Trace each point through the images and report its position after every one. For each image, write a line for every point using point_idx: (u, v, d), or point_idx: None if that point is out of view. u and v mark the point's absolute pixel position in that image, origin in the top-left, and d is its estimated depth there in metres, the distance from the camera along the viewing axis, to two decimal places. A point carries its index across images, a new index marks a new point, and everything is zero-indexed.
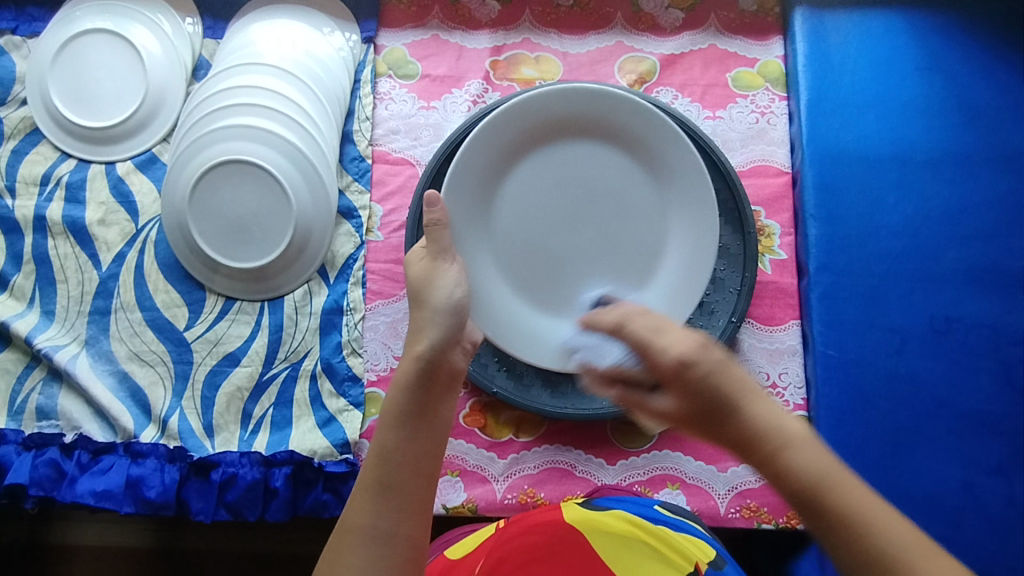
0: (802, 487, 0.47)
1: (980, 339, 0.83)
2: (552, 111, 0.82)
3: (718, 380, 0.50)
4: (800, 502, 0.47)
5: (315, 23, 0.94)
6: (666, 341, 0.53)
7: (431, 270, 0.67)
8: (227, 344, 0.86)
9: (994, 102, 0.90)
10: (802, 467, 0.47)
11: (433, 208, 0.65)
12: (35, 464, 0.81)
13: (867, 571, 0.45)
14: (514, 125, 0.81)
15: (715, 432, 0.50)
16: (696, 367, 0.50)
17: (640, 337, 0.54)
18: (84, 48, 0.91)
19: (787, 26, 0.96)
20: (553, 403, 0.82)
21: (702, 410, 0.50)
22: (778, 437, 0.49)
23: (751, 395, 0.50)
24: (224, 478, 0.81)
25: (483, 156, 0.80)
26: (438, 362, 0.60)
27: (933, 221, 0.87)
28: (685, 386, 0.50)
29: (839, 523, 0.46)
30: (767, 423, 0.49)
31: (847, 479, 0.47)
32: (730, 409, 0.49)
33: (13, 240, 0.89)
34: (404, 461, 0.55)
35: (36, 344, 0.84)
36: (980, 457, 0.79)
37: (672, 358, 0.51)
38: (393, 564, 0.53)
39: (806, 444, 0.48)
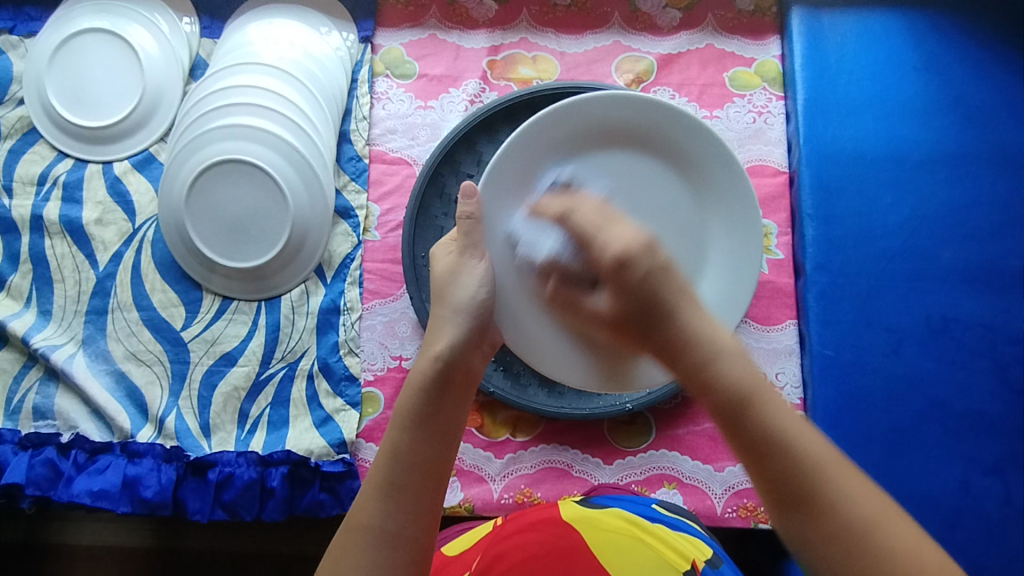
0: (726, 392, 0.48)
1: (976, 339, 0.83)
2: (601, 118, 0.71)
3: (656, 281, 0.53)
4: (719, 407, 0.48)
5: (313, 22, 0.94)
6: (607, 236, 0.57)
7: (456, 267, 0.65)
8: (224, 344, 0.86)
9: (991, 101, 0.90)
10: (723, 373, 0.49)
11: (468, 200, 0.66)
12: (32, 464, 0.81)
13: (772, 477, 0.45)
14: (557, 128, 0.71)
15: (649, 331, 0.54)
16: (636, 266, 0.54)
17: (583, 228, 0.59)
18: (81, 48, 0.91)
19: (785, 26, 0.96)
20: (551, 402, 0.82)
21: (637, 308, 0.54)
22: (709, 344, 0.51)
23: (686, 302, 0.53)
24: (221, 477, 0.81)
25: (519, 157, 0.70)
26: (456, 365, 0.58)
27: (930, 221, 0.87)
28: (624, 283, 0.54)
29: (757, 432, 0.46)
30: (698, 329, 0.52)
31: (769, 392, 0.48)
32: (665, 310, 0.53)
33: (10, 240, 0.89)
34: (416, 462, 0.53)
35: (33, 344, 0.84)
36: (977, 457, 0.79)
37: (611, 255, 0.55)
38: (397, 567, 0.49)
39: (734, 354, 0.50)
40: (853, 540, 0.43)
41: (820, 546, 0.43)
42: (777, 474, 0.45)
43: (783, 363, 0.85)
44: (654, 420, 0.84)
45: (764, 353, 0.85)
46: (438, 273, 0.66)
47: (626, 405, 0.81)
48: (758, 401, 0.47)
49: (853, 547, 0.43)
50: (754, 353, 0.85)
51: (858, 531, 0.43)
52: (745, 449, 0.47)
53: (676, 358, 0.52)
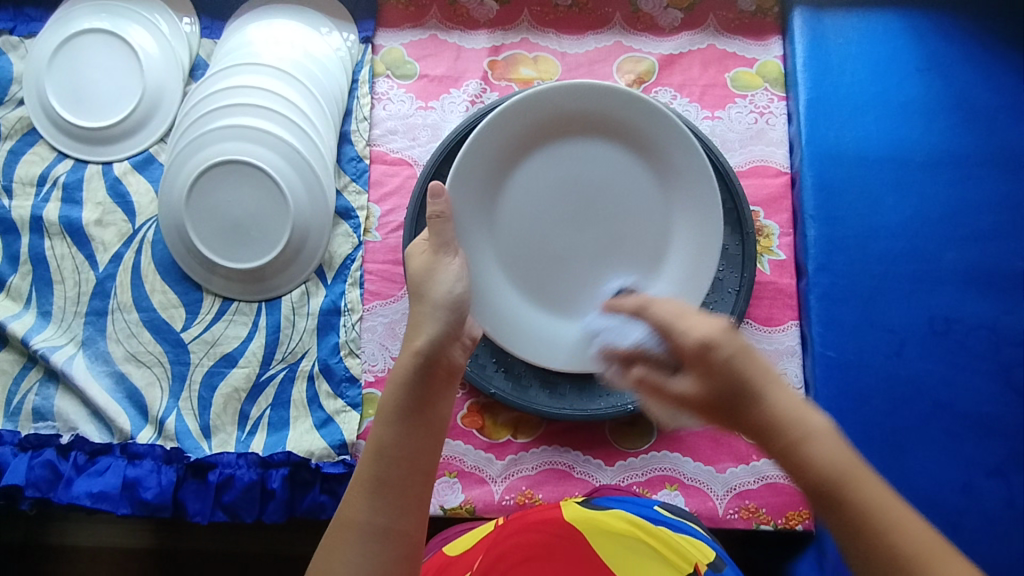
0: (825, 484, 0.45)
1: (979, 340, 0.83)
2: (565, 106, 0.79)
3: (741, 363, 0.48)
4: (817, 496, 0.45)
5: (313, 23, 0.94)
6: (687, 324, 0.52)
7: (432, 264, 0.63)
8: (224, 345, 0.86)
9: (993, 102, 0.90)
10: (822, 464, 0.45)
11: (437, 199, 0.64)
12: (31, 465, 0.80)
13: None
14: (525, 116, 0.78)
15: (736, 418, 0.49)
16: (718, 349, 0.49)
17: (664, 318, 0.55)
18: (81, 48, 0.91)
19: (787, 26, 0.95)
20: (552, 403, 0.81)
21: (723, 394, 0.49)
22: (801, 429, 0.47)
23: (773, 383, 0.48)
24: (221, 479, 0.81)
25: (492, 147, 0.78)
26: (437, 357, 0.56)
27: (932, 222, 0.87)
28: (709, 371, 0.49)
29: (858, 521, 0.44)
30: (788, 412, 0.47)
31: (869, 481, 0.45)
32: (753, 396, 0.48)
33: (10, 241, 0.88)
34: (401, 457, 0.53)
35: (32, 345, 0.84)
36: (980, 458, 0.79)
37: (695, 339, 0.50)
38: (387, 560, 0.50)
39: (830, 438, 0.46)
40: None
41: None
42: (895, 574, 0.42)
43: (785, 364, 0.84)
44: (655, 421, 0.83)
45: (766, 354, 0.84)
46: (415, 270, 0.64)
47: (628, 406, 0.80)
48: (860, 493, 0.44)
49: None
50: None
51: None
52: (847, 537, 0.44)
53: (765, 444, 0.48)
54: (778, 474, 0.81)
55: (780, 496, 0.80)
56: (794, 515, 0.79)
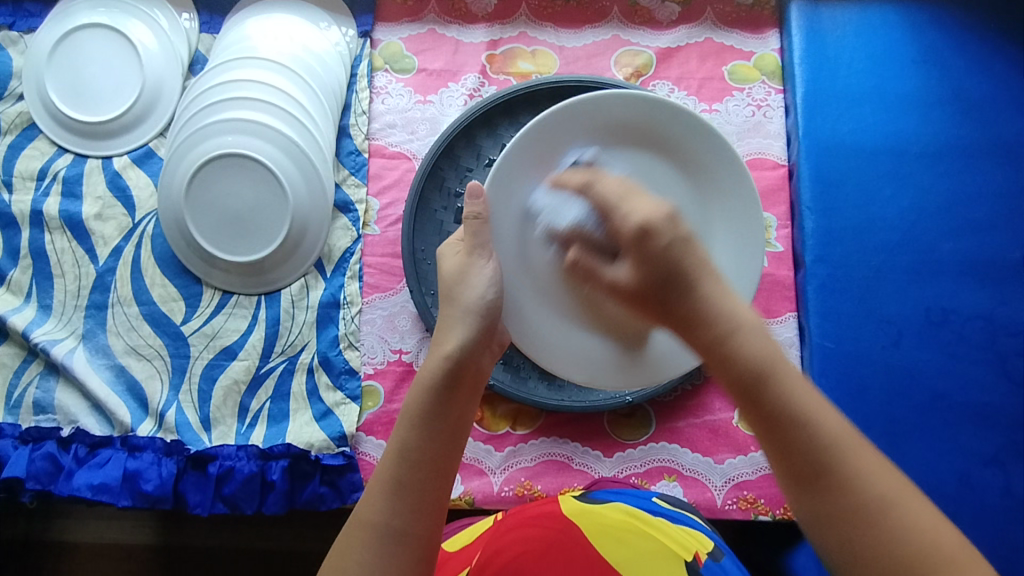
0: (746, 370, 0.46)
1: (976, 331, 0.83)
2: (619, 116, 0.69)
3: (677, 254, 0.50)
4: (738, 383, 0.46)
5: (312, 17, 0.94)
6: (629, 207, 0.54)
7: (465, 266, 0.62)
8: (224, 338, 0.86)
9: (991, 93, 0.90)
10: (745, 350, 0.46)
11: (474, 199, 0.64)
12: (32, 458, 0.81)
13: (797, 455, 0.44)
14: (574, 123, 0.68)
15: (668, 305, 0.51)
16: (658, 237, 0.51)
17: (607, 197, 0.56)
18: (80, 43, 0.91)
19: (784, 19, 0.96)
20: (550, 395, 0.82)
21: (658, 278, 0.51)
22: (730, 320, 0.48)
23: (708, 276, 0.50)
24: (221, 471, 0.81)
25: (531, 152, 0.68)
26: (465, 365, 0.56)
27: (929, 213, 0.87)
28: (645, 254, 0.51)
29: (774, 407, 0.45)
30: (718, 301, 0.49)
31: (790, 369, 0.46)
32: (684, 282, 0.50)
33: (10, 235, 0.89)
34: (424, 461, 0.51)
35: (33, 338, 0.84)
36: (977, 448, 0.80)
37: (633, 224, 0.52)
38: (402, 563, 0.49)
39: (755, 329, 0.47)
40: (866, 514, 0.42)
41: (828, 521, 0.43)
42: (798, 446, 0.44)
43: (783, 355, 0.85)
44: (654, 412, 0.84)
45: None
46: (446, 272, 0.63)
47: (627, 397, 0.80)
48: (776, 378, 0.45)
49: (861, 520, 0.42)
50: None
51: (872, 505, 0.42)
52: (761, 424, 0.45)
53: (695, 333, 0.49)
54: None
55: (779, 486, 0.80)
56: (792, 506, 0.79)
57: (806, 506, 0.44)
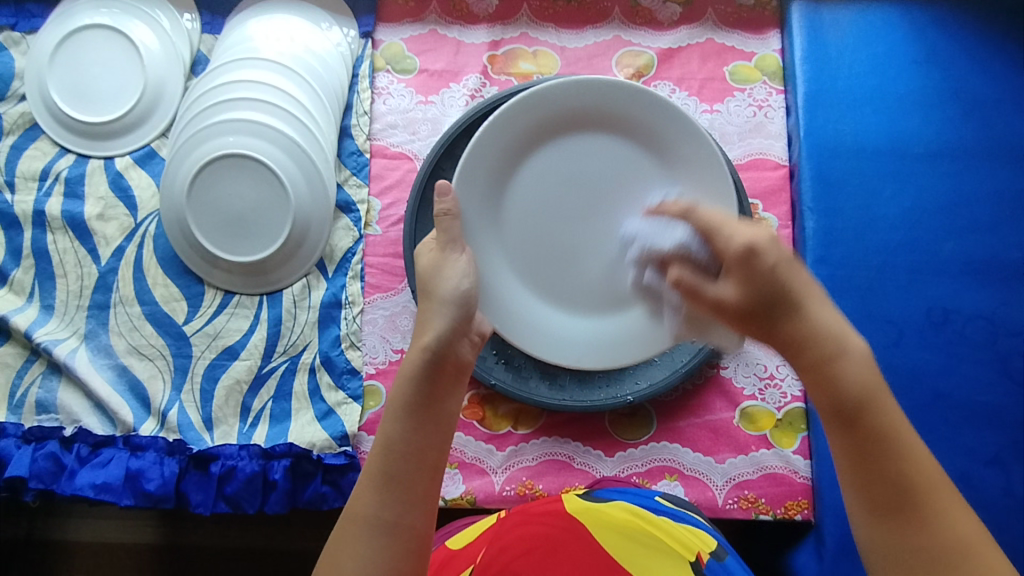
0: (848, 394, 0.48)
1: (977, 331, 0.83)
2: (565, 104, 0.78)
3: (784, 276, 0.52)
4: (838, 408, 0.48)
5: (314, 18, 0.95)
6: (732, 230, 0.56)
7: (439, 260, 0.64)
8: (226, 338, 0.86)
9: (992, 93, 0.90)
10: (851, 378, 0.48)
11: (443, 197, 0.65)
12: (35, 457, 0.81)
13: (890, 488, 0.46)
14: (527, 116, 0.77)
15: (773, 326, 0.52)
16: (764, 256, 0.52)
17: (710, 221, 0.58)
18: (83, 43, 0.92)
19: (785, 20, 0.96)
20: (552, 395, 0.82)
21: (764, 299, 0.52)
22: (837, 344, 0.50)
23: (815, 299, 0.52)
24: (224, 470, 0.81)
25: (494, 149, 0.77)
26: (444, 353, 0.55)
27: (930, 213, 0.87)
28: (751, 274, 0.53)
29: (874, 435, 0.47)
30: (827, 325, 0.51)
31: (891, 403, 0.48)
32: (793, 304, 0.52)
33: (12, 235, 0.89)
34: (410, 452, 0.51)
35: (36, 338, 0.85)
36: (977, 448, 0.80)
37: (739, 244, 0.54)
38: (396, 556, 0.49)
39: (862, 359, 0.49)
40: (946, 560, 0.45)
41: (904, 559, 0.45)
42: (892, 479, 0.46)
43: None
44: (654, 412, 0.84)
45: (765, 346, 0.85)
46: (422, 267, 0.64)
47: (627, 397, 0.81)
48: (877, 411, 0.47)
49: (940, 566, 0.44)
50: (755, 345, 0.85)
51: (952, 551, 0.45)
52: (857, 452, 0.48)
53: (798, 354, 0.51)
54: (777, 464, 0.81)
55: (779, 486, 0.80)
56: (793, 505, 0.80)
57: (880, 536, 0.47)
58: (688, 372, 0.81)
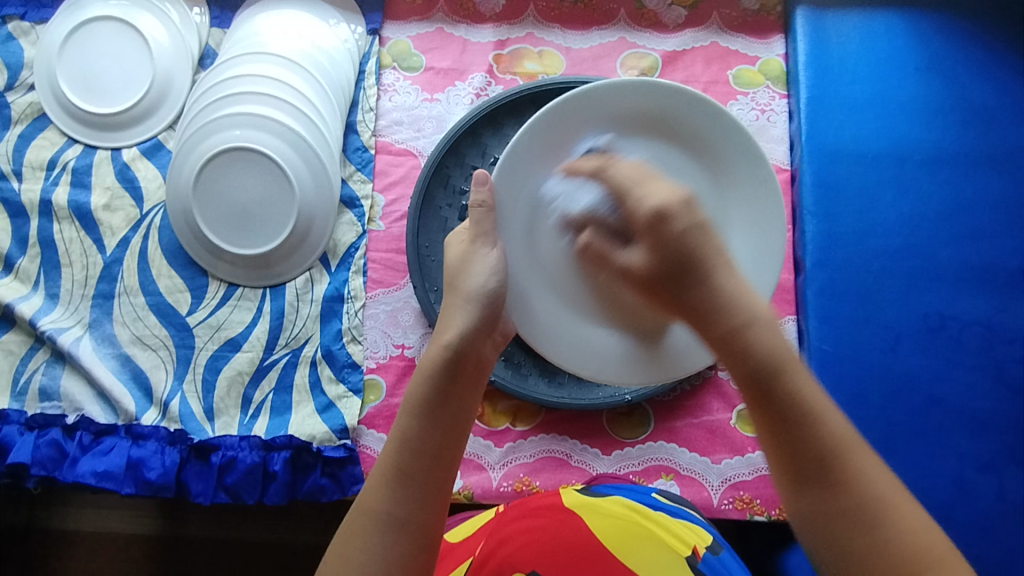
0: (759, 365, 0.48)
1: (973, 338, 0.84)
2: (624, 104, 0.67)
3: (693, 239, 0.52)
4: (750, 377, 0.49)
5: (322, 14, 0.95)
6: (643, 191, 0.55)
7: (468, 255, 0.64)
8: (229, 329, 0.87)
9: (994, 102, 0.90)
10: (760, 345, 0.49)
11: (480, 187, 0.65)
12: (37, 444, 0.82)
13: (813, 460, 0.46)
14: (578, 114, 0.67)
15: (683, 295, 0.53)
16: (674, 221, 0.53)
17: (621, 182, 0.57)
18: (93, 36, 0.93)
19: (789, 25, 0.96)
20: (551, 392, 0.83)
21: (675, 266, 0.53)
22: (746, 312, 0.50)
23: (722, 265, 0.53)
24: (224, 461, 0.82)
25: (538, 143, 0.67)
26: (465, 353, 0.56)
27: (928, 220, 0.88)
28: (660, 239, 0.53)
29: (788, 409, 0.47)
30: (735, 293, 0.51)
31: (800, 367, 0.49)
32: (700, 270, 0.52)
33: (19, 224, 0.90)
34: (425, 449, 0.52)
35: (40, 326, 0.86)
36: (971, 453, 0.80)
37: (649, 208, 0.54)
38: (405, 552, 0.49)
39: (769, 325, 0.50)
40: (863, 516, 0.45)
41: (827, 516, 0.46)
42: (805, 444, 0.47)
43: None
44: (652, 411, 0.84)
45: None
46: (451, 259, 0.65)
47: (626, 396, 0.81)
48: (789, 375, 0.48)
49: (860, 525, 0.45)
50: None
51: (865, 508, 0.45)
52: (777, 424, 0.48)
53: (709, 323, 0.51)
54: None
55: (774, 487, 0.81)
56: None
57: (805, 502, 0.47)
58: None
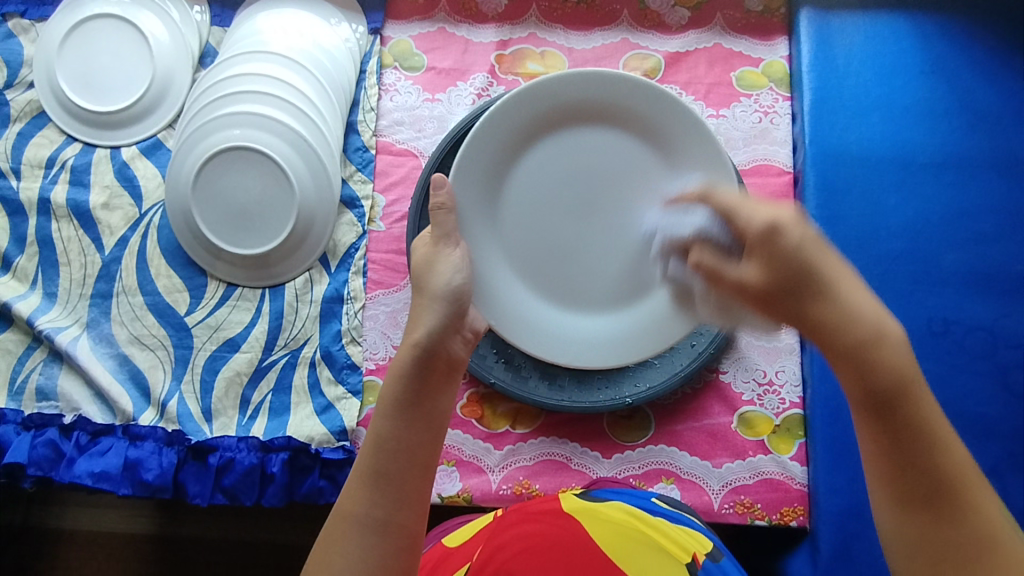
0: (883, 383, 0.49)
1: (977, 342, 0.83)
2: (566, 96, 0.77)
3: (808, 252, 0.53)
4: (873, 395, 0.50)
5: (323, 13, 0.95)
6: (750, 211, 0.57)
7: (432, 255, 0.64)
8: (227, 330, 0.87)
9: (998, 105, 0.90)
10: (887, 363, 0.50)
11: (439, 191, 0.65)
12: (34, 444, 0.81)
13: (926, 484, 0.48)
14: (526, 108, 0.76)
15: (801, 309, 0.53)
16: (787, 233, 0.54)
17: (728, 204, 0.59)
18: (93, 33, 0.92)
19: (793, 26, 0.96)
20: (552, 395, 0.82)
21: (790, 281, 0.53)
22: (874, 327, 0.51)
23: (843, 281, 0.53)
24: (221, 462, 0.82)
25: (496, 136, 0.76)
26: (435, 351, 0.55)
27: (933, 224, 0.87)
28: (774, 253, 0.54)
29: (906, 428, 0.49)
30: (859, 309, 0.52)
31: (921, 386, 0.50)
32: (821, 283, 0.53)
33: (16, 223, 0.89)
34: (399, 449, 0.51)
35: (37, 325, 0.85)
36: (974, 459, 0.80)
37: (761, 224, 0.55)
38: (386, 553, 0.49)
39: (896, 343, 0.50)
40: (984, 544, 0.47)
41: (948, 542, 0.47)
42: (920, 467, 0.48)
43: (784, 361, 0.85)
44: (653, 414, 0.84)
45: (764, 352, 0.85)
46: (416, 261, 0.64)
47: (627, 399, 0.81)
48: (912, 396, 0.49)
49: (976, 555, 0.46)
50: (755, 351, 0.85)
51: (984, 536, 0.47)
52: (891, 443, 0.49)
53: (829, 339, 0.52)
54: (773, 470, 0.81)
55: (776, 492, 0.80)
56: (790, 511, 0.80)
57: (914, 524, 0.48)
58: (688, 376, 0.81)
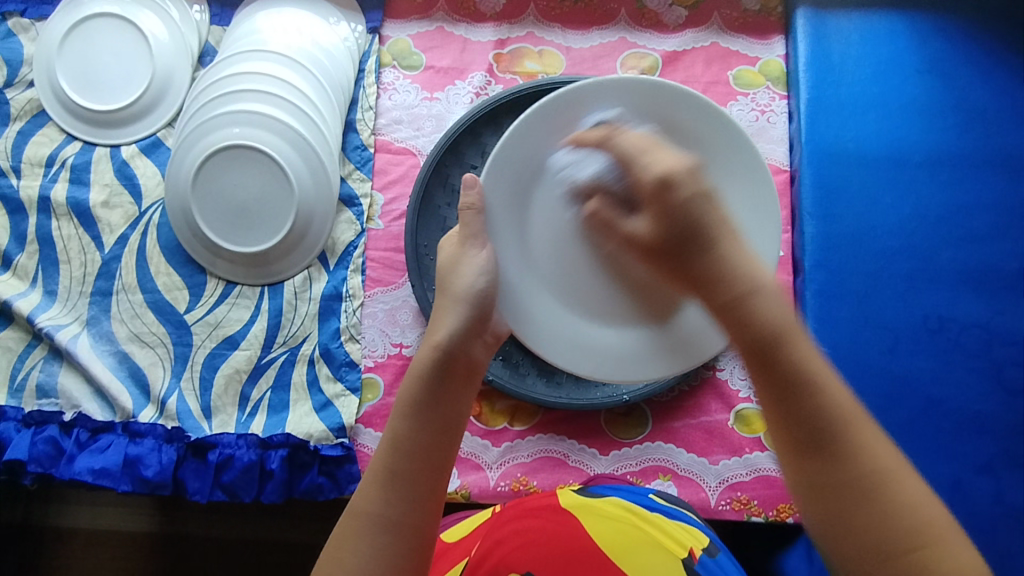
0: (761, 333, 0.47)
1: (972, 340, 0.84)
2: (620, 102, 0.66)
3: (698, 205, 0.50)
4: (754, 347, 0.47)
5: (322, 12, 0.95)
6: (647, 160, 0.54)
7: (458, 256, 0.63)
8: (226, 327, 0.87)
9: (994, 103, 0.90)
10: (765, 313, 0.47)
11: (469, 191, 0.64)
12: (34, 441, 0.82)
13: (815, 436, 0.45)
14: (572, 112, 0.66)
15: (686, 263, 0.51)
16: (678, 188, 0.51)
17: (627, 150, 0.55)
18: (93, 32, 0.93)
19: (789, 26, 0.96)
20: (549, 392, 0.83)
21: (676, 234, 0.51)
22: (749, 281, 0.49)
23: (728, 237, 0.51)
24: (221, 459, 0.82)
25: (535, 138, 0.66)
26: (457, 353, 0.56)
27: (928, 222, 0.88)
28: (665, 208, 0.51)
29: (791, 377, 0.46)
30: (743, 262, 0.50)
31: (802, 335, 0.47)
32: (705, 238, 0.50)
33: (17, 221, 0.90)
34: (415, 450, 0.51)
35: (37, 323, 0.85)
36: (969, 455, 0.80)
37: (654, 175, 0.52)
38: (397, 552, 0.49)
39: (771, 293, 0.48)
40: (865, 491, 0.44)
41: (832, 492, 0.44)
42: (804, 416, 0.45)
43: None
44: (650, 412, 0.84)
45: None
46: (441, 260, 0.64)
47: (623, 396, 0.81)
48: (795, 344, 0.46)
49: (862, 496, 0.44)
50: None
51: (870, 479, 0.44)
52: (775, 392, 0.46)
53: (711, 292, 0.50)
54: (770, 467, 0.82)
55: (773, 489, 0.81)
56: (785, 508, 0.80)
57: (806, 475, 0.45)
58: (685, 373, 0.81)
